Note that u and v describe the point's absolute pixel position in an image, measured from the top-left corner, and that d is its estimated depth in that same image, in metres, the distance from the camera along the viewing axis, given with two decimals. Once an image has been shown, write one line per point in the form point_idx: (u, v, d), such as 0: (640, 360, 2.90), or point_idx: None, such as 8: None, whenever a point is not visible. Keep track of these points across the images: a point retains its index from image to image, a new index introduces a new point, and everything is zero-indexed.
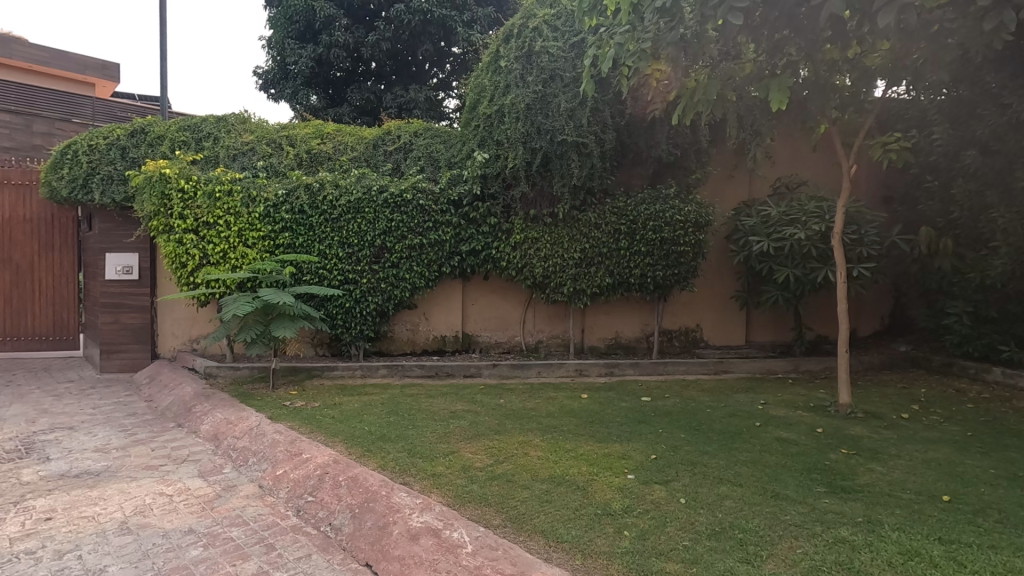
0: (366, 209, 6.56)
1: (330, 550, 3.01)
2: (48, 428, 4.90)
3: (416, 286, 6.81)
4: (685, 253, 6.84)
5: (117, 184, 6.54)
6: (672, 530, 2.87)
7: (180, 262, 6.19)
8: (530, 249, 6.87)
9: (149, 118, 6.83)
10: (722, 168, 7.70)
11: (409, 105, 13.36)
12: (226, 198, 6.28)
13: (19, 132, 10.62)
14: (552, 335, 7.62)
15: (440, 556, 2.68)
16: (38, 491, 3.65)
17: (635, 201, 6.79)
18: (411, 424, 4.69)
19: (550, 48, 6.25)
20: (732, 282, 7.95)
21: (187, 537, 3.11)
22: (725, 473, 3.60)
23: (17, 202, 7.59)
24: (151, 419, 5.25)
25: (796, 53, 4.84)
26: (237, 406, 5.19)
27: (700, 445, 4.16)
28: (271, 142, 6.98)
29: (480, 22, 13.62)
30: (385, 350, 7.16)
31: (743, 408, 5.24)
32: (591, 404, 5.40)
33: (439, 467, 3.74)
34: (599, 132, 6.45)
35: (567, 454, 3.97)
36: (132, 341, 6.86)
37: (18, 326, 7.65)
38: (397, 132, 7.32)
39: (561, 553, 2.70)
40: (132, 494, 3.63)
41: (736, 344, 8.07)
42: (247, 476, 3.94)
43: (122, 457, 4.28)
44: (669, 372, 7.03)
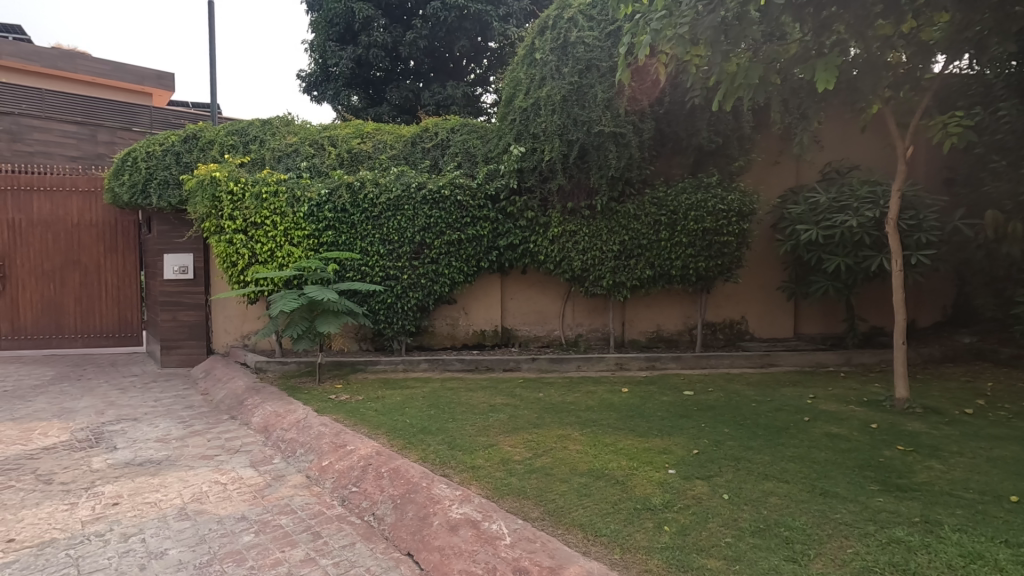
0: (405, 206, 6.67)
1: (373, 539, 3.09)
2: (115, 419, 5.22)
3: (454, 282, 6.88)
4: (728, 243, 6.65)
5: (172, 188, 6.87)
6: (713, 526, 2.81)
7: (230, 261, 6.44)
8: (568, 242, 6.82)
9: (200, 125, 7.14)
10: (767, 154, 7.45)
11: (447, 102, 13.51)
12: (272, 199, 6.49)
13: (86, 142, 11.38)
14: (591, 329, 7.56)
15: (479, 547, 2.72)
16: (107, 478, 3.91)
17: (675, 191, 6.64)
18: (451, 417, 4.77)
19: (586, 38, 6.17)
20: (780, 272, 7.69)
21: (240, 523, 3.26)
22: (770, 469, 3.49)
23: (84, 208, 8.08)
24: (206, 411, 5.52)
25: (845, 29, 4.58)
26: (286, 399, 5.40)
27: (745, 440, 4.04)
28: (314, 143, 7.20)
29: (515, 16, 13.60)
30: (426, 345, 7.28)
31: (791, 402, 5.07)
32: (632, 398, 5.34)
33: (478, 459, 3.79)
34: (637, 121, 6.34)
35: (607, 448, 3.94)
36: (188, 337, 7.21)
37: (87, 325, 8.18)
38: (435, 129, 7.41)
39: (600, 547, 2.68)
40: (190, 482, 3.83)
41: (784, 337, 7.81)
42: (295, 466, 4.09)
43: (181, 447, 4.53)
44: (712, 365, 6.87)
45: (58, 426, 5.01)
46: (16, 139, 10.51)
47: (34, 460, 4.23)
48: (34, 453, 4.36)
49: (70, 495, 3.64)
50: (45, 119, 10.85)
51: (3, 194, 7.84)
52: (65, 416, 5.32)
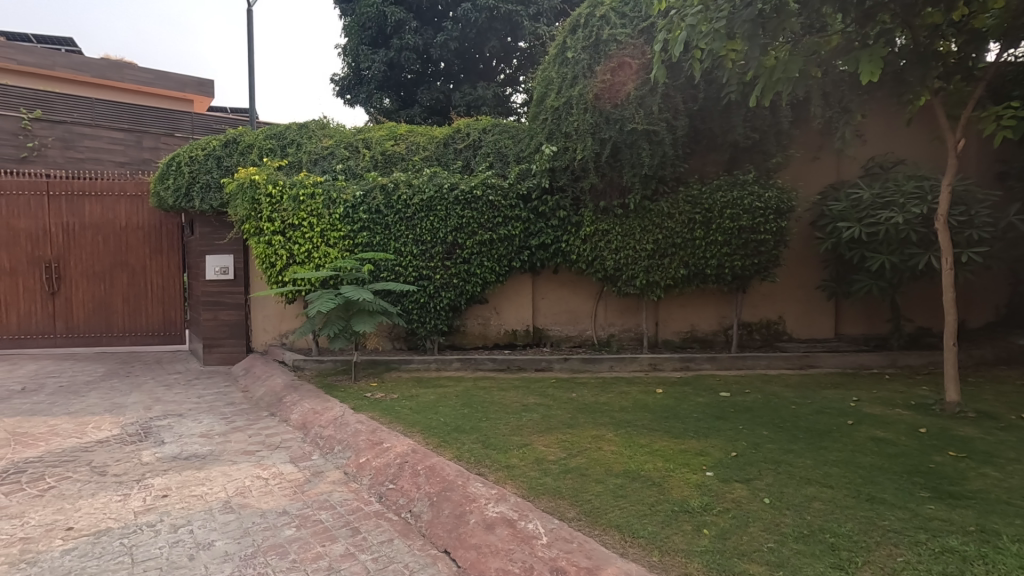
0: (438, 207, 6.73)
1: (411, 535, 3.13)
2: (162, 415, 5.43)
3: (486, 282, 6.91)
4: (766, 241, 6.50)
5: (213, 191, 7.10)
6: (755, 531, 2.75)
7: (270, 262, 6.61)
8: (601, 241, 6.77)
9: (240, 129, 7.34)
10: (806, 150, 7.25)
11: (477, 103, 13.59)
12: (309, 201, 6.64)
13: (132, 148, 11.83)
14: (624, 329, 7.50)
15: (516, 546, 2.73)
16: (155, 471, 4.07)
17: (710, 188, 6.51)
18: (485, 416, 4.80)
19: (618, 36, 6.11)
20: (819, 271, 7.48)
21: (281, 518, 3.35)
22: (813, 474, 3.40)
23: (132, 211, 8.42)
24: (247, 408, 5.68)
25: (890, 19, 4.49)
26: (323, 397, 5.52)
27: (785, 443, 3.94)
28: (349, 146, 7.33)
29: (546, 15, 13.57)
30: (458, 344, 7.32)
31: (832, 405, 4.92)
32: (667, 399, 5.26)
33: (513, 459, 3.80)
34: (670, 119, 6.24)
35: (642, 449, 3.90)
36: (228, 335, 7.44)
37: (135, 323, 8.52)
38: (467, 130, 7.45)
39: (638, 548, 2.65)
40: (234, 476, 3.96)
41: (824, 337, 7.59)
42: (334, 463, 4.18)
43: (223, 442, 4.67)
44: (749, 366, 6.73)
45: (110, 420, 5.24)
46: (69, 147, 11.06)
47: (88, 453, 4.43)
48: (88, 446, 4.57)
49: (123, 486, 3.80)
50: (95, 127, 11.37)
51: (58, 199, 8.23)
52: (116, 411, 5.55)
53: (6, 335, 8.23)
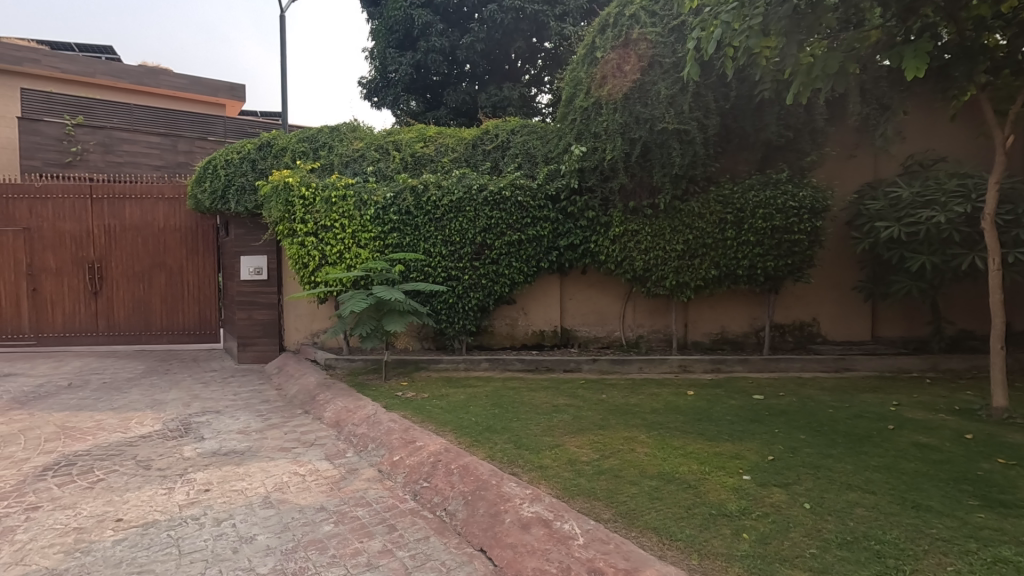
0: (467, 208, 6.77)
1: (446, 533, 3.15)
2: (201, 411, 5.59)
3: (514, 282, 6.92)
4: (800, 241, 6.38)
5: (248, 194, 7.28)
6: (796, 536, 2.71)
7: (302, 263, 6.73)
8: (630, 242, 6.72)
9: (273, 132, 7.49)
10: (841, 148, 7.10)
11: (503, 103, 13.62)
12: (341, 203, 6.74)
13: (168, 152, 12.48)
14: (653, 330, 7.45)
15: (552, 546, 2.74)
16: (196, 466, 4.18)
17: (742, 187, 6.41)
18: (515, 416, 4.82)
19: (649, 35, 6.06)
20: (855, 272, 7.31)
21: (320, 514, 3.41)
22: (854, 479, 3.32)
23: (169, 213, 8.67)
24: (281, 406, 5.80)
25: (934, 13, 4.35)
26: (355, 395, 5.62)
27: (822, 447, 3.87)
28: (379, 148, 7.42)
29: (572, 15, 13.54)
30: (486, 344, 7.35)
31: (870, 410, 4.80)
32: (698, 402, 5.20)
33: (545, 459, 3.81)
34: (701, 117, 6.17)
35: (675, 452, 3.86)
36: (262, 334, 7.61)
37: (172, 322, 8.77)
38: (495, 131, 7.48)
39: (676, 551, 2.63)
40: (272, 473, 4.05)
41: (860, 339, 7.42)
42: (368, 460, 4.25)
43: (260, 439, 4.79)
44: (782, 369, 6.61)
45: (152, 416, 5.41)
46: (109, 151, 11.76)
47: (133, 447, 4.59)
48: (132, 441, 4.73)
49: (167, 480, 3.93)
50: (133, 132, 12.05)
51: (101, 202, 8.55)
52: (157, 407, 5.73)
53: (52, 332, 8.57)
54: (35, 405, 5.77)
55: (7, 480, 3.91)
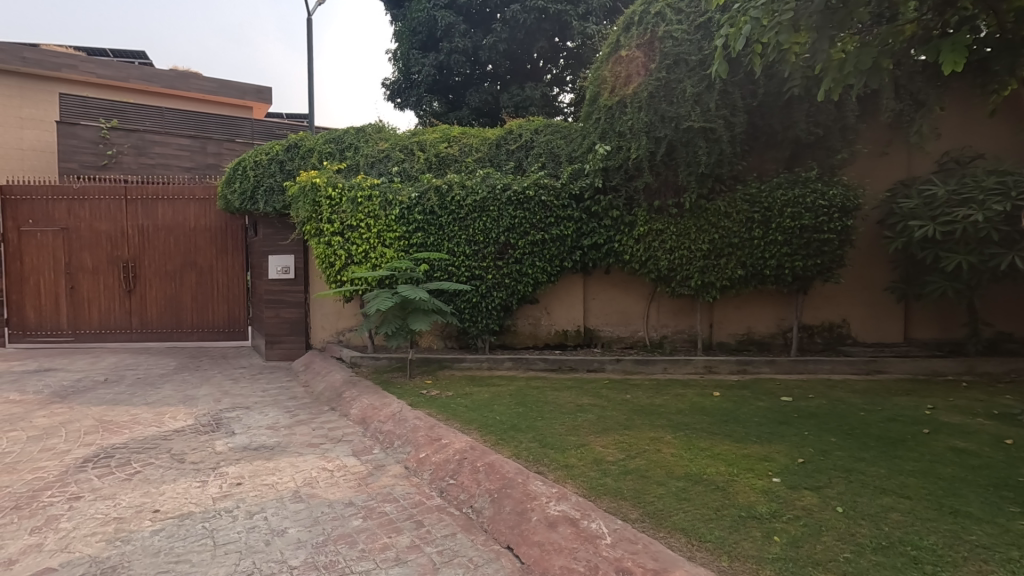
0: (491, 207, 6.80)
1: (473, 530, 3.17)
2: (231, 407, 5.71)
3: (538, 282, 6.92)
4: (829, 241, 6.26)
5: (277, 195, 7.42)
6: (829, 540, 2.66)
7: (329, 262, 6.84)
8: (654, 241, 6.67)
9: (301, 134, 7.62)
10: (873, 145, 6.95)
11: (525, 103, 13.62)
12: (367, 203, 6.83)
13: (197, 154, 12.81)
14: (677, 330, 7.39)
15: (579, 545, 2.74)
16: (229, 460, 4.29)
17: (769, 186, 6.32)
18: (539, 415, 4.82)
19: (674, 32, 6.01)
20: (887, 272, 7.14)
21: (348, 508, 3.47)
22: (888, 484, 3.25)
23: (200, 213, 8.88)
24: (309, 402, 5.91)
25: (973, 5, 4.21)
26: (380, 393, 5.69)
27: (855, 451, 3.79)
28: (404, 148, 7.49)
29: (595, 14, 13.47)
30: (509, 344, 7.36)
31: (903, 413, 4.69)
32: (725, 403, 5.14)
33: (571, 458, 3.80)
34: (728, 115, 6.11)
35: (702, 453, 3.83)
36: (289, 333, 7.75)
37: (203, 320, 8.99)
38: (519, 131, 7.50)
39: (705, 553, 2.61)
40: (301, 468, 4.13)
41: (891, 341, 7.25)
42: (394, 457, 4.30)
43: (289, 434, 4.88)
44: (811, 371, 6.50)
45: (185, 411, 5.56)
46: (141, 153, 12.17)
47: (167, 441, 4.71)
48: (167, 435, 4.87)
49: (200, 473, 4.03)
50: (165, 134, 12.41)
51: (135, 203, 8.81)
52: (189, 402, 5.88)
53: (88, 329, 8.84)
54: (74, 399, 5.97)
55: (50, 471, 4.06)
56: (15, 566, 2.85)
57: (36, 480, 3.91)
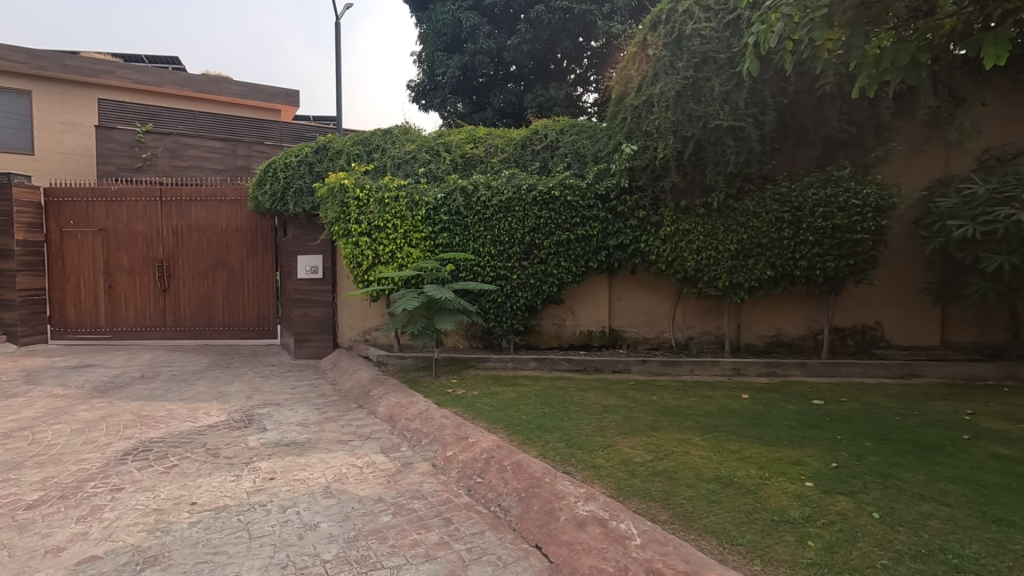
0: (516, 208, 6.81)
1: (502, 528, 3.19)
2: (262, 403, 5.85)
3: (563, 282, 6.92)
4: (863, 241, 6.11)
5: (306, 196, 7.56)
6: (866, 546, 2.61)
7: (356, 262, 6.93)
8: (681, 241, 6.61)
9: (329, 136, 7.74)
10: (909, 143, 6.79)
11: (549, 103, 13.60)
12: (393, 204, 6.90)
13: (228, 156, 13.04)
14: (704, 332, 7.31)
15: (608, 545, 2.73)
16: (261, 455, 4.39)
17: (800, 185, 6.21)
18: (566, 415, 4.82)
19: (703, 30, 5.95)
20: (923, 273, 6.94)
21: (378, 504, 3.52)
22: (927, 490, 3.17)
23: (231, 214, 9.10)
24: (337, 400, 6.01)
25: None
26: (407, 391, 5.76)
27: (890, 456, 3.71)
28: (430, 150, 7.56)
29: (620, 13, 13.38)
30: (534, 344, 7.36)
31: (941, 418, 4.56)
32: (754, 405, 5.06)
33: (598, 459, 3.80)
34: (757, 113, 6.02)
35: (732, 455, 3.78)
36: (317, 331, 7.88)
37: (233, 318, 9.20)
38: (544, 131, 7.50)
39: (738, 556, 2.58)
40: (332, 464, 4.20)
41: (927, 344, 7.06)
42: (422, 454, 4.34)
43: (319, 431, 4.97)
44: (843, 374, 6.36)
45: (218, 407, 5.71)
46: (174, 156, 12.40)
47: (201, 435, 4.85)
48: (201, 430, 5.01)
49: (235, 468, 4.14)
50: (197, 137, 12.73)
51: (169, 205, 9.07)
52: (222, 398, 6.04)
53: (125, 327, 9.13)
54: (113, 394, 6.18)
55: (93, 463, 4.22)
56: (62, 554, 2.96)
57: (80, 471, 4.06)
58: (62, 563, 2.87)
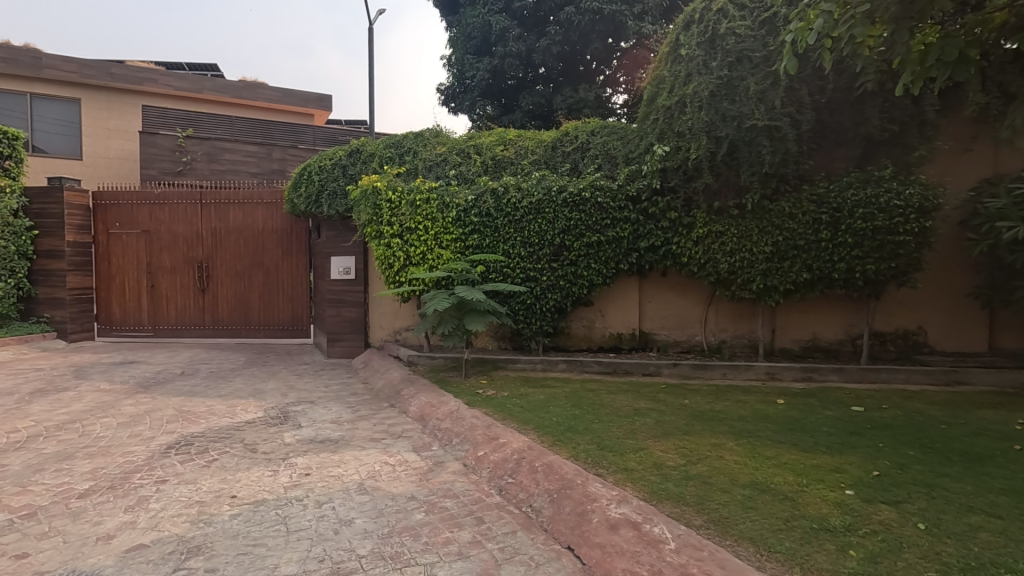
0: (546, 209, 6.82)
1: (534, 529, 3.20)
2: (297, 401, 5.99)
3: (593, 284, 6.89)
4: (905, 243, 5.92)
5: (339, 198, 7.71)
6: (911, 557, 2.53)
7: (388, 263, 7.02)
8: (714, 243, 6.50)
9: (362, 139, 7.88)
10: (955, 141, 6.57)
11: (579, 105, 13.57)
12: (424, 206, 6.99)
13: (264, 161, 13.32)
14: (736, 335, 7.18)
15: (642, 548, 2.71)
16: (297, 451, 4.49)
17: (839, 186, 6.06)
18: (596, 418, 4.79)
19: (737, 28, 5.86)
20: (970, 276, 6.69)
21: (411, 502, 3.57)
22: (976, 502, 3.05)
23: (267, 216, 9.34)
24: (368, 398, 6.12)
25: None
26: (437, 391, 5.82)
27: (936, 465, 3.58)
28: (460, 152, 7.62)
29: (651, 14, 13.20)
30: (563, 345, 7.34)
31: (990, 427, 4.38)
32: (790, 411, 4.95)
33: (630, 462, 3.77)
34: (794, 113, 5.90)
35: (769, 461, 3.71)
36: (350, 331, 8.02)
37: (268, 318, 9.44)
38: (575, 132, 7.50)
39: (776, 563, 2.53)
40: (365, 461, 4.27)
41: (974, 350, 6.79)
42: (453, 454, 4.38)
43: (352, 429, 5.07)
44: (883, 380, 6.16)
45: (255, 404, 5.86)
46: (213, 160, 12.81)
47: (239, 431, 4.99)
48: (239, 425, 5.15)
49: (272, 463, 4.25)
50: (234, 142, 13.10)
51: (208, 207, 9.36)
52: (258, 395, 6.20)
53: (166, 325, 9.45)
54: (156, 389, 6.41)
55: (138, 455, 4.38)
56: (112, 541, 3.09)
57: (127, 463, 4.23)
58: (112, 550, 3.00)
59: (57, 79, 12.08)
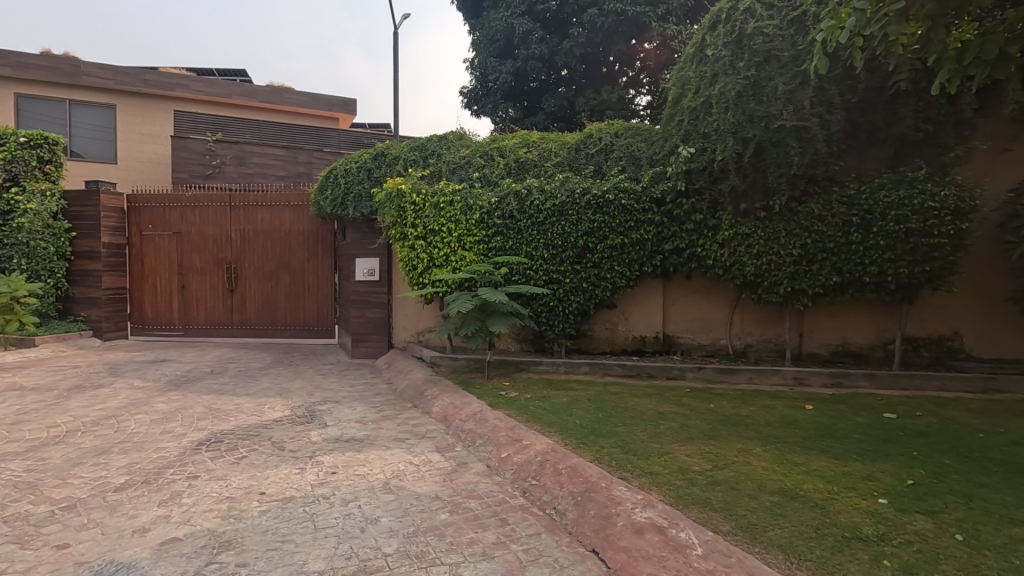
0: (570, 212, 6.81)
1: (558, 531, 3.19)
2: (322, 400, 6.08)
3: (616, 286, 6.86)
4: (940, 246, 5.76)
5: (364, 201, 7.80)
6: (948, 569, 2.46)
7: (412, 265, 7.08)
8: (740, 246, 6.39)
9: (387, 142, 7.97)
10: (993, 141, 6.36)
11: (602, 107, 13.61)
12: (448, 208, 7.05)
13: (289, 163, 13.67)
14: (763, 339, 7.07)
15: (668, 553, 2.69)
16: (323, 450, 4.56)
17: (870, 188, 5.93)
18: (620, 421, 4.76)
19: (766, 28, 5.79)
20: (1008, 281, 6.48)
21: (435, 502, 3.60)
22: (1017, 513, 2.96)
23: (294, 218, 9.52)
24: (392, 398, 6.18)
25: None
26: (460, 392, 5.85)
27: (973, 475, 3.47)
28: (484, 155, 7.66)
29: (675, 14, 13.11)
30: (586, 348, 7.32)
31: None
32: (819, 417, 4.85)
33: (655, 466, 3.74)
34: (824, 113, 5.80)
35: (797, 468, 3.64)
36: (374, 332, 8.11)
37: (294, 318, 9.61)
38: (599, 134, 7.48)
39: (806, 572, 2.48)
40: (389, 460, 4.32)
41: (1012, 357, 6.58)
42: (476, 454, 4.41)
43: (376, 428, 5.13)
44: (917, 387, 6.00)
45: (282, 403, 5.97)
46: (241, 163, 13.11)
47: (267, 429, 5.09)
48: (267, 423, 5.26)
49: (299, 461, 4.32)
50: (262, 145, 13.38)
51: (237, 210, 9.57)
52: (285, 394, 6.31)
53: (196, 325, 9.68)
54: (187, 387, 6.58)
55: (171, 451, 4.50)
56: (147, 534, 3.18)
57: (160, 458, 4.35)
58: (147, 543, 3.08)
59: (94, 86, 12.49)
